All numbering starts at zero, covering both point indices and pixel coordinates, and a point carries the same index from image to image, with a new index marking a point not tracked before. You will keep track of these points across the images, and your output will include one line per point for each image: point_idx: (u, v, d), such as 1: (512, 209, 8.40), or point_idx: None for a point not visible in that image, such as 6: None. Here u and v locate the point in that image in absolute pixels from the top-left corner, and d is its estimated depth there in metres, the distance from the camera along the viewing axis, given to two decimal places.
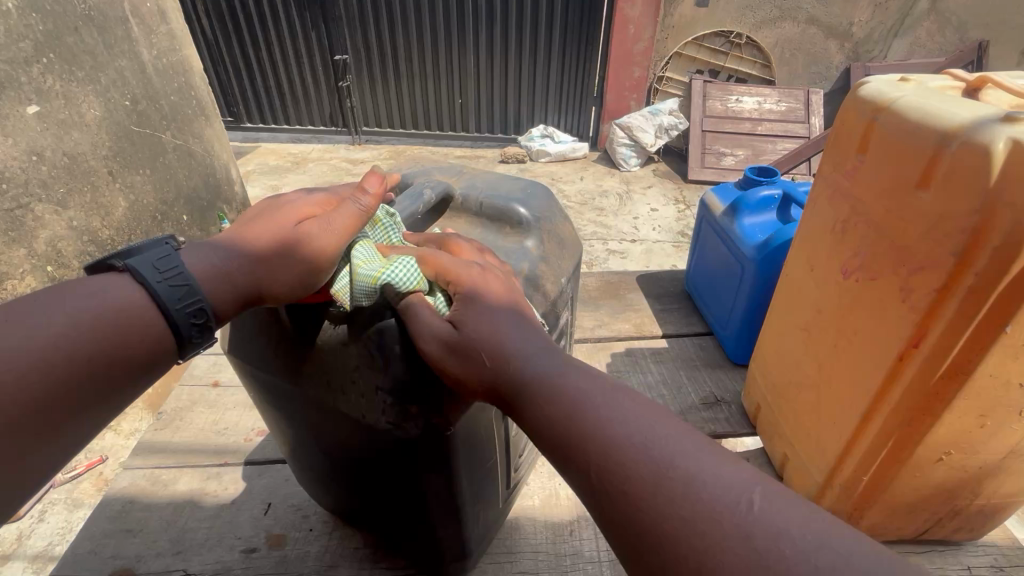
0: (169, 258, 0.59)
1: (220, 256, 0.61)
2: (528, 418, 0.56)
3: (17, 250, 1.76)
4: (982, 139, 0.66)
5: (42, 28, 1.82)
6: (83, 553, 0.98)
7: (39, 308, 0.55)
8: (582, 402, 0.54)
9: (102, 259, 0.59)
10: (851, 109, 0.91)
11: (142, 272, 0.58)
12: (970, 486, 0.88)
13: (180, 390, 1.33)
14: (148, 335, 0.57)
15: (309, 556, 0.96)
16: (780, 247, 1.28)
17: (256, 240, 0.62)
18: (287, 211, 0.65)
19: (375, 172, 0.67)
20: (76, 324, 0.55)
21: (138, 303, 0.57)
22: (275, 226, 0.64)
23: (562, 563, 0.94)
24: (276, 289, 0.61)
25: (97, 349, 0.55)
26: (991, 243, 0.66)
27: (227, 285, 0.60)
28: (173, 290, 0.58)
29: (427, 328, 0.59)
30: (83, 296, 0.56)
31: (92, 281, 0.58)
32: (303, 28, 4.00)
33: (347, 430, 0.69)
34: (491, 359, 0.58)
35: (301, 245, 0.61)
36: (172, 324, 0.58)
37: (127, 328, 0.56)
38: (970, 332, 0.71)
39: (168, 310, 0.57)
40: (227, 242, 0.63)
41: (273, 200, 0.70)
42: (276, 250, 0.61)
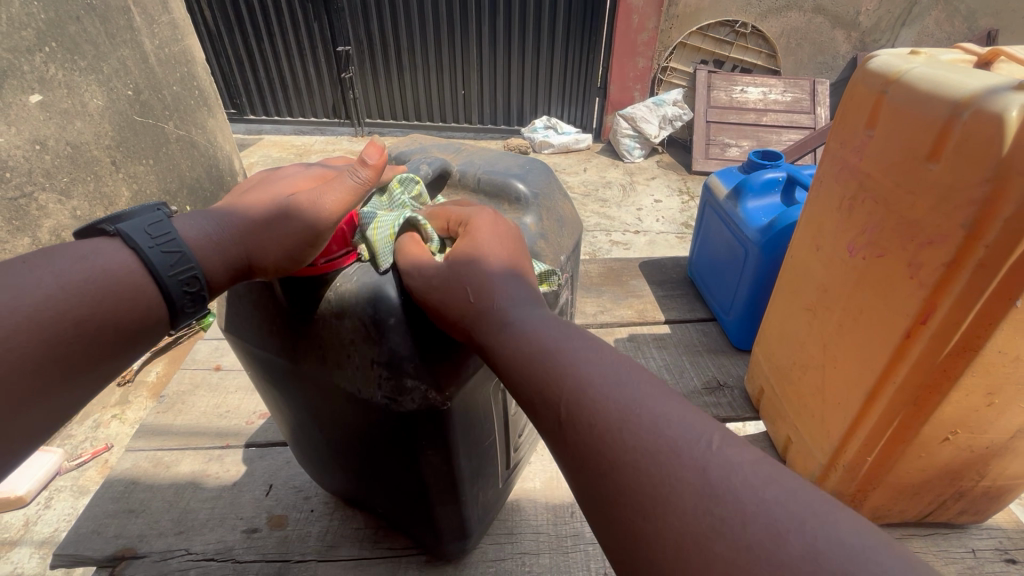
0: (161, 223, 0.58)
1: (212, 226, 0.60)
2: (499, 351, 0.55)
3: (21, 239, 1.76)
4: (994, 107, 0.65)
5: (44, 17, 1.81)
6: (85, 532, 0.98)
7: (25, 270, 0.54)
8: (562, 349, 0.53)
9: (94, 224, 0.59)
10: (859, 84, 0.90)
11: (134, 236, 0.57)
12: (977, 467, 0.87)
13: (182, 374, 1.34)
14: (139, 301, 0.56)
15: (311, 537, 0.96)
16: (784, 230, 1.27)
17: (250, 212, 0.62)
18: (287, 184, 0.65)
19: (375, 143, 0.63)
20: (64, 286, 0.54)
21: (129, 267, 0.56)
22: (271, 198, 0.63)
23: (563, 544, 0.94)
24: (265, 261, 0.60)
25: (87, 313, 0.54)
26: (1002, 214, 0.64)
27: (218, 254, 0.59)
28: (165, 256, 0.57)
29: (417, 262, 0.61)
30: (73, 260, 0.55)
31: (81, 246, 0.57)
32: (305, 20, 3.99)
33: (344, 407, 0.69)
34: (476, 296, 0.58)
35: (292, 216, 0.60)
36: (165, 291, 0.57)
37: (118, 293, 0.55)
38: (981, 304, 0.70)
39: (160, 275, 0.57)
40: (222, 211, 0.63)
41: (275, 173, 0.70)
42: (269, 221, 0.60)
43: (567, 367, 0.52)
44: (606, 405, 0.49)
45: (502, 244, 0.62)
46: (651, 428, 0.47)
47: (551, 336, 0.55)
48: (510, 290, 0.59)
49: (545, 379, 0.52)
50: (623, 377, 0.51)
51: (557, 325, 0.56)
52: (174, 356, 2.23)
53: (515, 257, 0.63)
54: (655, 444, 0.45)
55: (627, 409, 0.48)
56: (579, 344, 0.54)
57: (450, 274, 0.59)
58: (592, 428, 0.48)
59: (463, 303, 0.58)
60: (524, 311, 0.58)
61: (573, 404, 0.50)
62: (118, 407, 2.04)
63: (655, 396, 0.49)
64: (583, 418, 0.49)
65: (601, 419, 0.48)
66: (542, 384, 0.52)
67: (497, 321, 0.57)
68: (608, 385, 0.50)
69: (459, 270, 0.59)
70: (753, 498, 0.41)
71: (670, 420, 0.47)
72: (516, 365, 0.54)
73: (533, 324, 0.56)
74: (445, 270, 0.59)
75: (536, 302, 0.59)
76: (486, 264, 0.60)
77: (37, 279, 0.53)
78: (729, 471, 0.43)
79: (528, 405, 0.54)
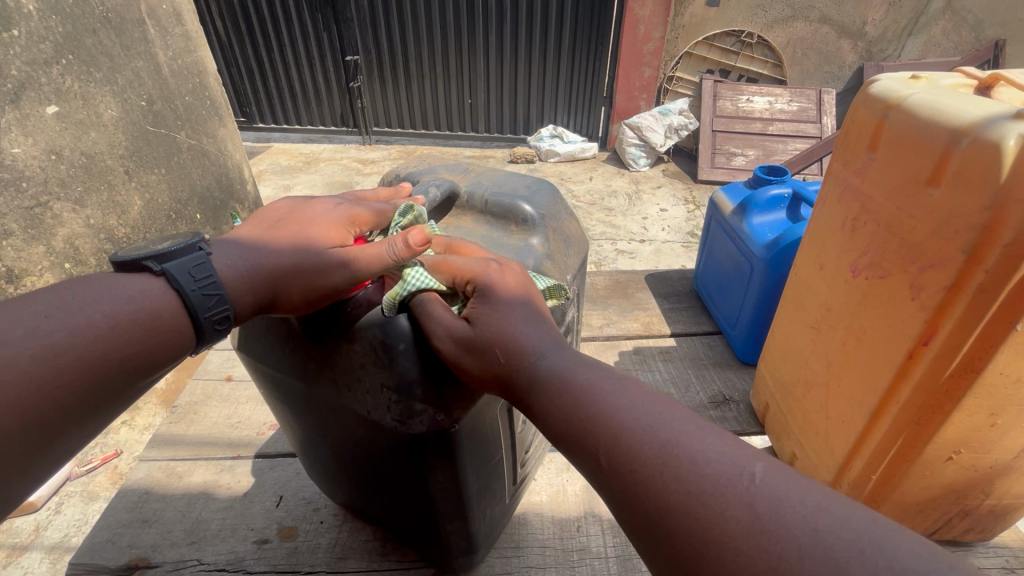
0: (203, 264, 0.59)
1: (247, 261, 0.62)
2: (537, 407, 0.58)
3: (36, 248, 1.79)
4: (993, 136, 0.66)
5: (62, 30, 1.86)
6: (100, 542, 1.00)
7: (71, 301, 0.54)
8: (591, 390, 0.56)
9: (133, 257, 0.58)
10: (861, 107, 0.91)
11: (178, 277, 0.58)
12: (981, 486, 0.87)
13: (194, 384, 1.36)
14: (176, 342, 0.58)
15: (321, 548, 0.97)
16: (790, 246, 1.28)
17: (283, 253, 0.64)
18: (321, 225, 0.67)
19: (421, 229, 0.64)
20: (110, 324, 0.54)
21: (170, 309, 0.57)
22: (307, 241, 0.65)
23: (570, 559, 0.95)
24: (295, 300, 0.63)
25: (129, 351, 0.55)
26: (1002, 240, 0.65)
27: (251, 291, 0.61)
28: (204, 299, 0.58)
29: (441, 326, 0.62)
30: (118, 296, 0.56)
31: (123, 280, 0.57)
32: (314, 29, 4.04)
33: (355, 426, 0.70)
34: (506, 356, 0.61)
35: (330, 269, 0.63)
36: (199, 329, 0.59)
37: (161, 331, 0.57)
38: (981, 329, 0.71)
39: (197, 316, 0.58)
40: (255, 246, 0.64)
41: (305, 204, 0.71)
42: (305, 266, 0.63)
43: (602, 409, 0.55)
44: None
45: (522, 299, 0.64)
46: (690, 464, 0.48)
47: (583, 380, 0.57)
48: (538, 341, 0.62)
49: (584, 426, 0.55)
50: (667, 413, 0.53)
51: (593, 374, 0.58)
52: (185, 364, 2.26)
53: (533, 307, 0.65)
54: (703, 481, 0.46)
55: (668, 445, 0.50)
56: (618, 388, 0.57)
57: (477, 336, 0.61)
58: (630, 460, 0.51)
59: (497, 364, 0.61)
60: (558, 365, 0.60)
61: (614, 454, 0.52)
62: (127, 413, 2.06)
63: (696, 429, 0.51)
64: (623, 460, 0.51)
65: (643, 453, 0.50)
66: (581, 432, 0.55)
67: (528, 375, 0.60)
68: (651, 419, 0.52)
69: (485, 330, 0.61)
70: (806, 526, 0.42)
71: (709, 456, 0.48)
72: (554, 416, 0.57)
73: (569, 372, 0.59)
74: (469, 334, 0.61)
75: (563, 347, 0.62)
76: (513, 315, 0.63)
77: (85, 312, 0.54)
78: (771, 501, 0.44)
79: (572, 450, 0.56)
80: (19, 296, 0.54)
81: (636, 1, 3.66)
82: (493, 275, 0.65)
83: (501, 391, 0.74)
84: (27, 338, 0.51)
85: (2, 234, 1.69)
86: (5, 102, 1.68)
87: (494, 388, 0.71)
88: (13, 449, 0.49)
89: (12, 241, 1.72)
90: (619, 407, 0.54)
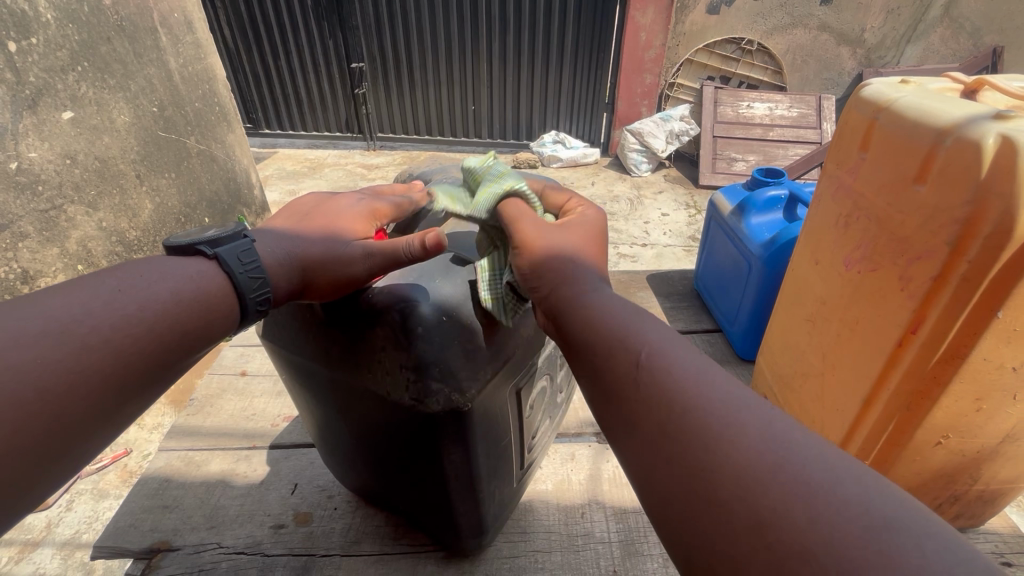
0: (250, 250, 0.65)
1: (279, 249, 0.68)
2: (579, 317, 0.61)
3: (51, 249, 1.84)
4: (973, 136, 0.71)
5: (78, 38, 1.92)
6: (124, 526, 1.04)
7: (140, 280, 0.60)
8: (637, 316, 0.59)
9: (188, 244, 0.65)
10: (853, 111, 0.96)
11: (228, 261, 0.64)
12: (970, 470, 0.91)
13: (210, 378, 1.40)
14: (227, 320, 0.63)
15: (335, 533, 1.01)
16: (786, 245, 1.32)
17: (313, 242, 0.69)
18: (344, 218, 0.73)
19: (437, 237, 0.67)
20: (173, 300, 0.59)
21: (221, 288, 0.63)
22: (335, 231, 0.71)
23: (575, 542, 0.99)
24: (322, 286, 0.67)
25: (189, 325, 0.60)
26: (983, 232, 0.70)
27: (284, 273, 0.66)
28: (250, 281, 0.64)
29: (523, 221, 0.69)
30: (180, 277, 0.61)
31: (183, 264, 0.63)
32: (320, 37, 4.12)
33: (373, 409, 0.74)
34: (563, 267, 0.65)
35: (350, 259, 0.68)
36: (244, 307, 0.64)
37: (215, 307, 0.62)
38: (965, 316, 0.75)
39: (244, 296, 0.64)
40: (287, 236, 0.70)
41: (330, 200, 0.77)
42: (328, 255, 0.68)
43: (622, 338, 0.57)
44: (673, 344, 0.55)
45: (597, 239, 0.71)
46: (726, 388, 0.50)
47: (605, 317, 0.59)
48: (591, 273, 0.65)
49: (606, 351, 0.57)
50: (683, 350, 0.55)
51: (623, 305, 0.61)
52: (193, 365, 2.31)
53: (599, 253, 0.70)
54: (731, 402, 0.49)
55: (708, 369, 0.52)
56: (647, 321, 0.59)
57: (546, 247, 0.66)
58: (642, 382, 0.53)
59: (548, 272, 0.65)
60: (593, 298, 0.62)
61: (652, 359, 0.54)
62: None
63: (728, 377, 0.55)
64: (637, 385, 0.53)
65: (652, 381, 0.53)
66: (619, 342, 0.57)
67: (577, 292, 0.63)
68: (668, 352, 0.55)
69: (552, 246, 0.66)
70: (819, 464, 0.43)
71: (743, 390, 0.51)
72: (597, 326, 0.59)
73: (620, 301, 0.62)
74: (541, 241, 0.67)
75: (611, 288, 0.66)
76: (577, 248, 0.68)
77: (152, 290, 0.59)
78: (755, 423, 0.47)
79: (602, 359, 0.57)
80: (92, 275, 0.59)
81: (637, 9, 3.72)
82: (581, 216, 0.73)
83: (509, 378, 0.77)
84: (104, 310, 0.56)
85: (18, 235, 1.74)
86: (23, 108, 1.75)
87: (503, 373, 0.74)
88: (92, 408, 0.53)
89: (28, 243, 1.77)
90: (664, 334, 0.57)
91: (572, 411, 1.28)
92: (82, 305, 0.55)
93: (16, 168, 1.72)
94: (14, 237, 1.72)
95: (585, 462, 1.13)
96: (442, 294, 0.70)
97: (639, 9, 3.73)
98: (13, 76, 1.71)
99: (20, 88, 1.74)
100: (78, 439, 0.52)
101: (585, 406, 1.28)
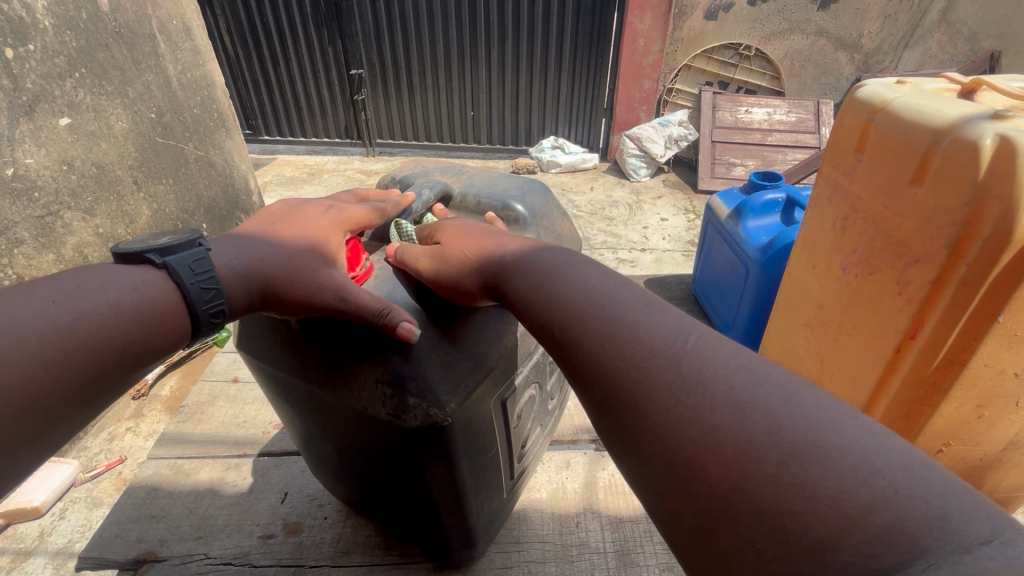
0: (203, 260, 0.62)
1: (239, 260, 0.65)
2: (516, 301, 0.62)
3: (46, 256, 1.83)
4: (970, 136, 0.70)
5: (76, 45, 1.91)
6: (110, 536, 1.03)
7: (78, 289, 0.56)
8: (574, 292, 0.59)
9: (136, 250, 0.62)
10: (848, 111, 0.95)
11: (179, 272, 0.61)
12: (972, 478, 0.90)
13: (202, 385, 1.39)
14: (174, 333, 0.60)
15: (324, 543, 0.99)
16: (782, 250, 1.31)
17: (274, 253, 0.67)
18: (314, 229, 0.71)
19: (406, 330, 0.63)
20: (112, 312, 0.56)
21: (168, 299, 0.60)
22: (301, 241, 0.69)
23: (569, 553, 0.97)
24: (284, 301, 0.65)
25: (132, 337, 0.57)
26: (981, 235, 0.69)
27: (243, 288, 0.64)
28: (202, 292, 0.61)
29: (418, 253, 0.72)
30: (123, 287, 0.58)
31: (128, 272, 0.60)
32: (320, 44, 4.12)
33: (353, 423, 0.73)
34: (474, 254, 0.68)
35: (321, 284, 0.65)
36: (194, 320, 0.61)
37: (161, 319, 0.59)
38: (965, 321, 0.75)
39: (195, 309, 0.61)
40: (249, 244, 0.67)
41: (299, 207, 0.75)
42: (295, 273, 0.65)
43: (598, 327, 0.55)
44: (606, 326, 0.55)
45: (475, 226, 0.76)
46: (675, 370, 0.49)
47: (554, 281, 0.60)
48: (499, 250, 0.68)
49: (568, 321, 0.57)
50: (657, 321, 0.53)
51: (558, 254, 0.65)
52: (189, 371, 2.29)
53: (487, 231, 0.74)
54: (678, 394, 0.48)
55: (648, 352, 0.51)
56: (613, 291, 0.58)
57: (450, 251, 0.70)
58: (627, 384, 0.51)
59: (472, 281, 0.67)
60: (523, 252, 0.67)
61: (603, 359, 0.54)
62: (132, 420, 2.08)
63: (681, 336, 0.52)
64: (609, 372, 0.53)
65: (641, 379, 0.50)
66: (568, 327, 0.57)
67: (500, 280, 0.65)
68: (650, 331, 0.53)
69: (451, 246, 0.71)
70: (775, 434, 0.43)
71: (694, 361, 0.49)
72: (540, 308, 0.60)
73: (540, 267, 0.63)
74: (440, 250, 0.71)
75: (526, 247, 0.68)
76: (472, 232, 0.73)
77: (89, 299, 0.56)
78: (753, 395, 0.45)
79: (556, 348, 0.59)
80: (25, 283, 0.55)
81: (635, 15, 3.74)
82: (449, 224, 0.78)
83: (493, 388, 0.75)
84: (34, 322, 0.52)
85: (13, 241, 1.71)
86: (20, 114, 1.72)
87: (486, 384, 0.73)
88: (16, 427, 0.50)
89: (23, 250, 1.75)
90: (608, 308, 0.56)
91: (567, 417, 1.26)
92: (11, 316, 0.51)
93: (12, 174, 1.70)
94: (9, 243, 1.70)
95: (580, 470, 1.12)
96: (412, 305, 0.70)
97: (637, 15, 3.75)
98: (10, 82, 1.69)
99: (17, 94, 1.71)
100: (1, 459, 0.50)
101: (580, 412, 1.26)
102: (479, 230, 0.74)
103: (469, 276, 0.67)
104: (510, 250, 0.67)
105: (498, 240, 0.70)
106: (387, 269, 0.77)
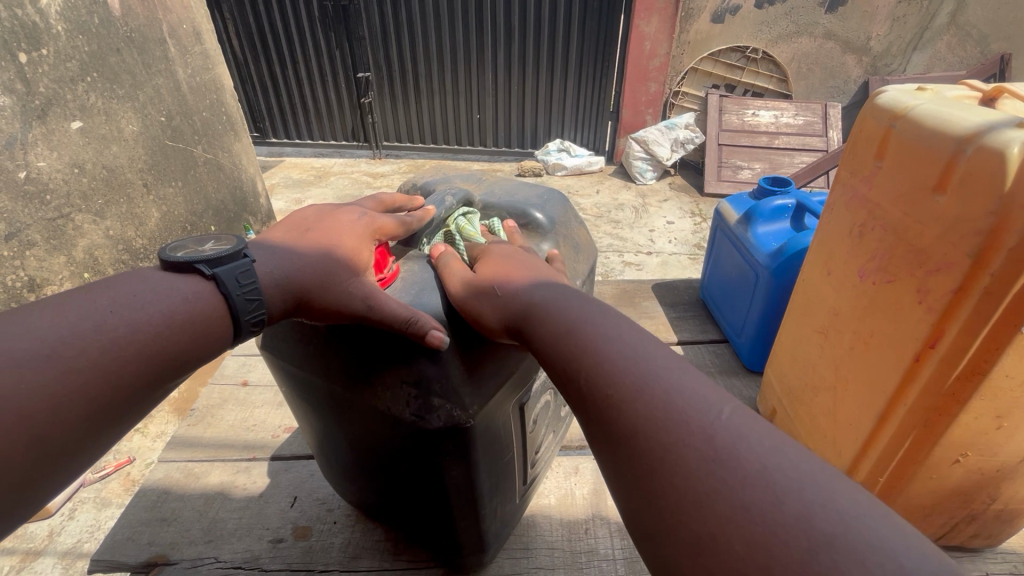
0: (249, 271, 0.62)
1: (276, 266, 0.65)
2: (531, 333, 0.62)
3: (58, 258, 1.85)
4: (997, 144, 0.70)
5: (88, 50, 1.93)
6: (121, 539, 1.03)
7: (134, 300, 0.56)
8: (569, 315, 0.61)
9: (184, 259, 0.61)
10: (869, 117, 0.95)
11: (226, 283, 0.60)
12: (988, 488, 0.90)
13: (212, 388, 1.40)
14: (221, 343, 0.60)
15: (334, 548, 0.99)
16: (794, 255, 1.31)
17: (309, 260, 0.67)
18: (345, 238, 0.71)
19: (434, 339, 0.64)
20: (166, 324, 0.56)
21: (216, 310, 0.60)
22: (334, 247, 0.69)
23: (578, 560, 0.96)
24: (317, 300, 0.66)
25: (181, 348, 0.57)
26: (1005, 245, 0.69)
27: (278, 294, 0.64)
28: (247, 304, 0.61)
29: (454, 275, 0.71)
30: (175, 297, 0.58)
31: (177, 282, 0.60)
32: (327, 48, 4.15)
33: (374, 426, 0.73)
34: (501, 289, 0.67)
35: (353, 292, 0.66)
36: (238, 330, 0.62)
37: (208, 330, 0.59)
38: (986, 332, 0.74)
39: (240, 320, 0.61)
40: (285, 252, 0.68)
41: (332, 213, 0.75)
42: (329, 282, 0.66)
43: (602, 346, 0.56)
44: (597, 334, 0.58)
45: (516, 256, 0.75)
46: (647, 376, 0.52)
47: (583, 321, 0.60)
48: (535, 287, 0.67)
49: (566, 343, 0.58)
50: (689, 385, 0.50)
51: (573, 298, 0.64)
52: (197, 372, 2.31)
53: (530, 263, 0.74)
54: (652, 389, 0.51)
55: (638, 356, 0.54)
56: (633, 334, 0.58)
57: (480, 279, 0.69)
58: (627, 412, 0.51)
59: (495, 325, 0.66)
60: (549, 293, 0.65)
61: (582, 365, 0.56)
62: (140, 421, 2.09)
63: (673, 360, 0.55)
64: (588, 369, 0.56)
65: (650, 415, 0.49)
66: (559, 347, 0.59)
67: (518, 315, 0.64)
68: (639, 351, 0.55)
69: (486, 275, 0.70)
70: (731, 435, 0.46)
71: (666, 372, 0.52)
72: (547, 340, 0.60)
73: (554, 299, 0.64)
74: (473, 279, 0.70)
75: (562, 287, 0.68)
76: (507, 262, 0.73)
77: (143, 310, 0.56)
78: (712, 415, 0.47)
79: (546, 364, 0.60)
80: (80, 292, 0.55)
81: (641, 19, 3.74)
82: (498, 249, 0.77)
83: (514, 391, 0.75)
84: (93, 333, 0.53)
85: (25, 244, 1.74)
86: (32, 118, 1.75)
87: (507, 388, 0.73)
88: (77, 433, 0.51)
89: (35, 251, 1.77)
90: (597, 327, 0.59)
91: (576, 422, 1.26)
92: (71, 328, 0.52)
93: (25, 177, 1.73)
94: (21, 245, 1.73)
95: (589, 476, 1.11)
96: (432, 306, 0.70)
97: (644, 18, 3.74)
98: (23, 87, 1.72)
99: (30, 98, 1.74)
100: (57, 467, 0.49)
101: None
102: (519, 261, 0.73)
103: (494, 315, 0.65)
104: (538, 293, 0.66)
105: (526, 275, 0.69)
106: (414, 272, 0.77)
